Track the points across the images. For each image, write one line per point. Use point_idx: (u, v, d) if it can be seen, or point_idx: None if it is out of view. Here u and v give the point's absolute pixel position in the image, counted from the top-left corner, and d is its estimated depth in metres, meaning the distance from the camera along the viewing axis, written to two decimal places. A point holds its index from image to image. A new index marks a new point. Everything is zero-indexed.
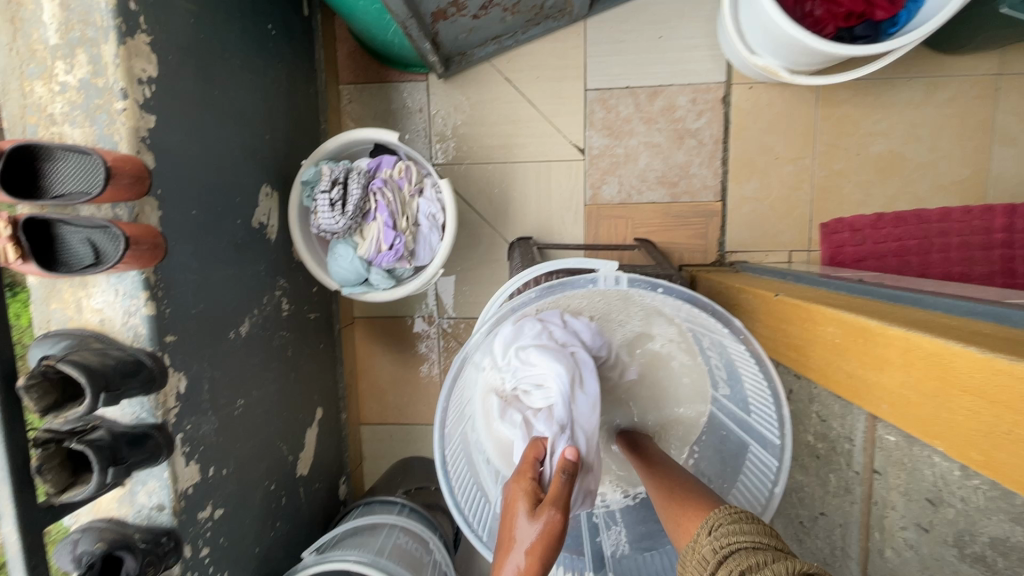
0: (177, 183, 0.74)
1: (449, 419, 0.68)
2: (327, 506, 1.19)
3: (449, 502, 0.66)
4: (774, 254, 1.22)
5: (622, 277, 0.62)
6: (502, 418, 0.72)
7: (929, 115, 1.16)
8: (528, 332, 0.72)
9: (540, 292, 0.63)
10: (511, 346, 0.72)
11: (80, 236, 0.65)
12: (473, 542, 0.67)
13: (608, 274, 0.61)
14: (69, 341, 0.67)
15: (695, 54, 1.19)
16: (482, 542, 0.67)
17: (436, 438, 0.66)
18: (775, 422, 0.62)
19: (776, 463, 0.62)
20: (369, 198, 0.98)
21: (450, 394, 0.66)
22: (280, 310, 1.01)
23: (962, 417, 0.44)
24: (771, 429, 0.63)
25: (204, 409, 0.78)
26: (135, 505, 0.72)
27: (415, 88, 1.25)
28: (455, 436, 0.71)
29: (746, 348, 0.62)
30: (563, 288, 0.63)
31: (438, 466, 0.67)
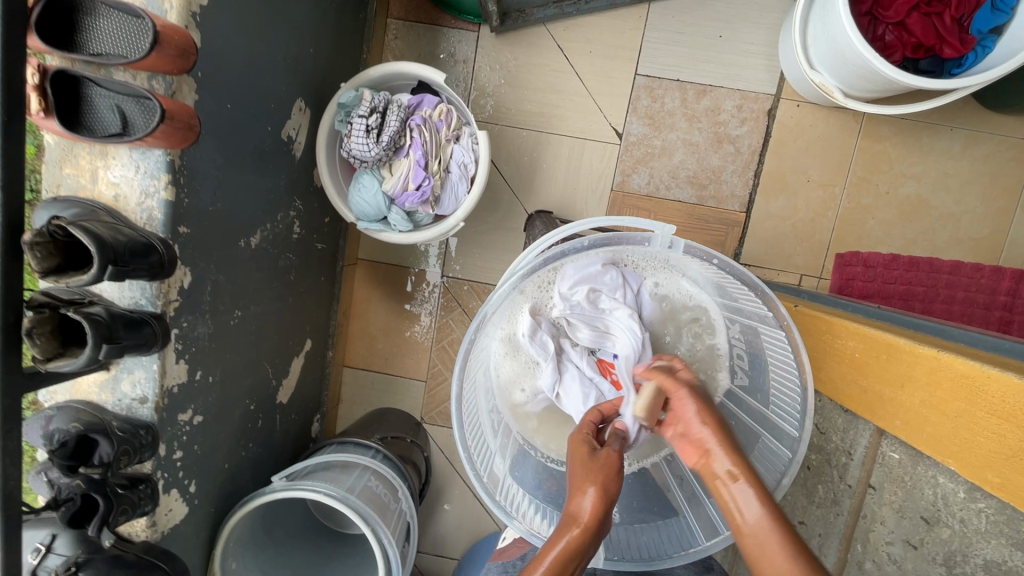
0: (218, 70, 0.71)
1: (471, 356, 0.66)
2: (298, 439, 1.17)
3: (456, 439, 0.65)
4: (786, 274, 1.22)
5: (677, 243, 0.63)
6: (531, 339, 0.76)
7: (963, 167, 1.17)
8: (607, 279, 0.74)
9: (594, 244, 0.62)
10: (585, 283, 0.74)
11: (111, 100, 0.61)
12: (473, 483, 0.65)
13: (665, 235, 0.62)
14: (78, 209, 0.63)
15: (751, 61, 1.18)
16: (481, 483, 0.65)
17: (456, 372, 0.65)
18: (797, 415, 0.62)
19: (789, 455, 0.62)
20: (404, 134, 0.96)
21: (479, 329, 0.65)
22: (291, 231, 0.98)
23: (985, 439, 0.44)
24: (790, 421, 0.63)
25: (202, 310, 0.76)
26: (117, 393, 0.70)
27: (465, 37, 1.22)
28: (469, 375, 0.69)
29: (784, 337, 0.62)
30: (618, 243, 0.63)
31: (453, 399, 0.65)
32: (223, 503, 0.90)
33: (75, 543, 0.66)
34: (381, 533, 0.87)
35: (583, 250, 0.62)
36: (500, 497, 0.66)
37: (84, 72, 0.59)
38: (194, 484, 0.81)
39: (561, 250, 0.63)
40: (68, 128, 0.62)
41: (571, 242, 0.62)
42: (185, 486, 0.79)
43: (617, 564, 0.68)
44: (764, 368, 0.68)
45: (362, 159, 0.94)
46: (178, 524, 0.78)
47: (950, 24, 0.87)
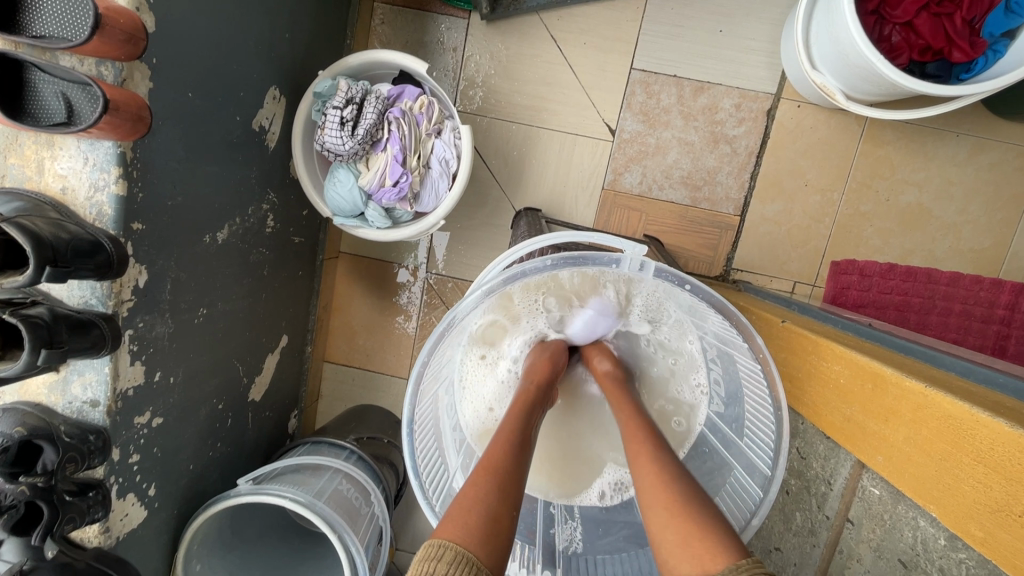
0: (176, 56, 0.67)
1: (425, 377, 0.63)
2: (272, 436, 1.14)
3: (408, 467, 0.61)
4: (779, 281, 1.18)
5: (648, 265, 0.60)
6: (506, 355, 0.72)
7: (967, 176, 1.12)
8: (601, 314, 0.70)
9: (557, 263, 0.58)
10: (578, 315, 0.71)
11: (56, 87, 0.58)
12: (422, 509, 0.61)
13: (634, 257, 0.59)
14: (21, 202, 0.59)
15: (751, 58, 1.13)
16: (433, 512, 0.62)
17: (408, 394, 0.62)
18: (771, 453, 0.58)
19: (759, 495, 0.58)
20: (382, 126, 0.91)
21: (434, 350, 0.62)
22: (263, 225, 0.94)
23: (969, 488, 0.41)
24: (763, 458, 0.60)
25: (161, 310, 0.72)
26: (67, 395, 0.66)
27: (454, 24, 1.17)
28: (426, 397, 0.66)
29: (760, 368, 0.59)
30: (583, 263, 0.59)
31: (405, 424, 0.62)
32: (187, 505, 0.87)
33: (22, 551, 0.63)
34: (348, 541, 0.85)
35: (546, 270, 0.59)
36: None
37: (25, 57, 0.55)
38: (153, 488, 0.78)
39: (522, 270, 0.59)
40: (10, 115, 0.58)
41: (532, 261, 0.58)
42: (143, 489, 0.76)
43: None
44: (743, 398, 0.65)
45: (337, 153, 0.90)
46: (135, 528, 0.75)
47: (961, 26, 0.82)
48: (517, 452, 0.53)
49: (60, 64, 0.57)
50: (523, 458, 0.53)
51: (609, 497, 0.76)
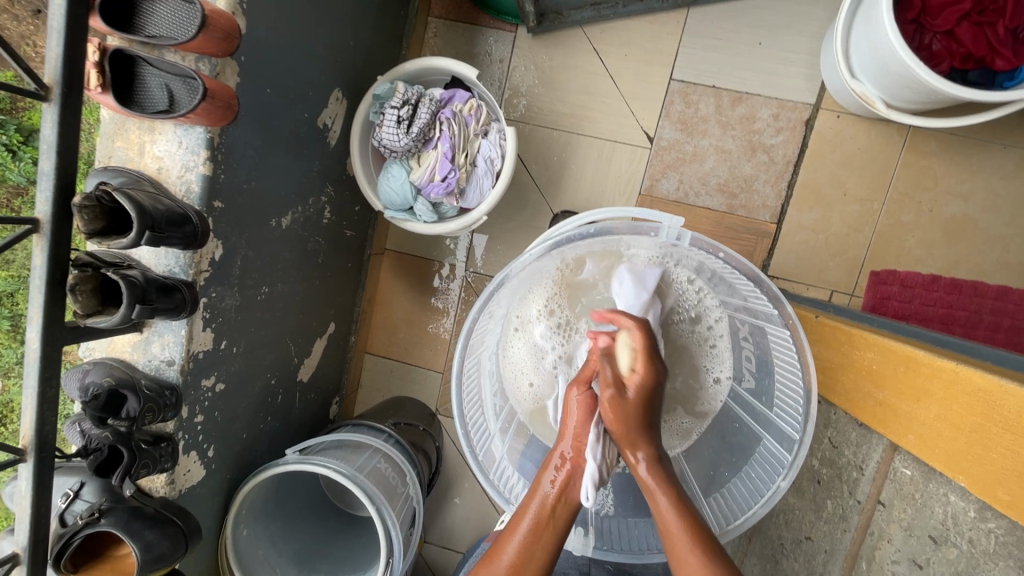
0: (260, 56, 0.75)
1: (473, 336, 0.71)
2: (315, 418, 1.20)
3: (455, 413, 0.70)
4: (816, 289, 1.18)
5: (684, 235, 0.65)
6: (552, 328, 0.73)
7: (1014, 188, 1.10)
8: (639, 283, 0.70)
9: (598, 233, 0.66)
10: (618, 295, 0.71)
11: (160, 80, 0.66)
12: (467, 458, 0.70)
13: (672, 228, 0.65)
14: (124, 178, 0.68)
15: (790, 69, 1.16)
16: (476, 459, 0.70)
17: (457, 349, 0.70)
18: (799, 419, 0.62)
19: (789, 459, 0.62)
20: (434, 126, 0.99)
21: (481, 310, 0.70)
22: (321, 216, 1.02)
23: (999, 456, 0.42)
24: (792, 425, 0.63)
25: (231, 283, 0.80)
26: (148, 354, 0.74)
27: (502, 37, 1.24)
28: (472, 356, 0.73)
29: (790, 336, 0.63)
30: (624, 233, 0.66)
31: (454, 374, 0.70)
32: (239, 471, 0.94)
33: (100, 492, 0.70)
34: (386, 514, 0.89)
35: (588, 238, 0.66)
36: (492, 476, 0.70)
37: (137, 52, 0.64)
38: (212, 449, 0.85)
39: (568, 238, 0.67)
40: (123, 104, 0.66)
41: (575, 231, 0.66)
42: (204, 450, 0.83)
43: (607, 554, 0.68)
44: (773, 371, 0.68)
45: (392, 149, 0.98)
46: (195, 485, 0.82)
47: (1004, 35, 0.83)
48: (535, 559, 0.55)
49: (167, 60, 0.66)
50: (540, 564, 0.55)
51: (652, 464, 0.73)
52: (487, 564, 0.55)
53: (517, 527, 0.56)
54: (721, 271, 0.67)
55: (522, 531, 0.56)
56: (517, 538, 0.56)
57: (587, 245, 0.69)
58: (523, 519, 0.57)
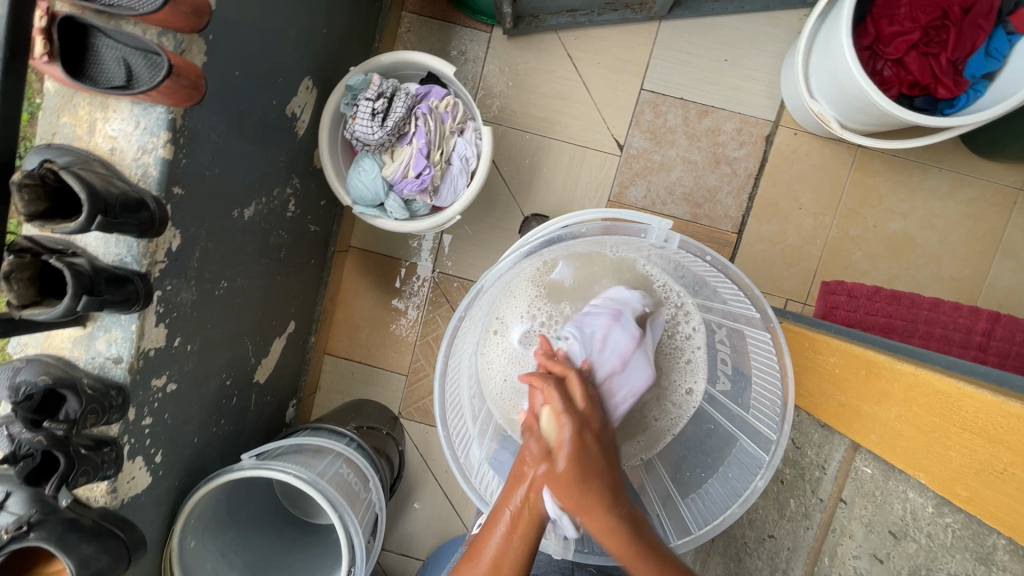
0: (230, 35, 0.71)
1: (458, 334, 0.68)
2: (270, 422, 1.14)
3: (437, 415, 0.66)
4: (772, 297, 1.24)
5: (673, 238, 0.66)
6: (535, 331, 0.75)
7: (947, 209, 1.20)
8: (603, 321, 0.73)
9: (590, 233, 0.66)
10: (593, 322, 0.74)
11: (118, 53, 0.61)
12: (449, 461, 0.67)
13: (663, 230, 0.65)
14: (71, 157, 0.62)
15: (753, 87, 1.21)
16: (457, 462, 0.67)
17: (442, 348, 0.66)
18: (777, 418, 0.64)
19: (766, 458, 0.63)
20: (409, 121, 0.97)
21: (469, 307, 0.67)
22: (285, 209, 0.98)
23: (957, 455, 0.46)
24: (771, 426, 0.64)
25: (188, 276, 0.75)
26: (90, 350, 0.68)
27: (477, 37, 1.23)
28: (455, 355, 0.70)
29: (770, 337, 0.64)
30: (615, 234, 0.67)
31: (437, 374, 0.67)
32: (188, 479, 0.87)
33: (30, 502, 0.63)
34: (348, 521, 0.85)
35: (578, 237, 0.66)
36: (475, 481, 0.68)
37: (94, 21, 0.59)
38: (159, 455, 0.78)
39: (560, 235, 0.66)
40: (71, 76, 0.60)
41: (568, 229, 0.66)
42: (150, 455, 0.77)
43: (587, 556, 0.68)
44: (751, 374, 0.69)
45: (365, 142, 0.95)
46: (138, 494, 0.76)
47: (947, 65, 0.90)
48: (512, 555, 0.57)
49: (125, 31, 0.61)
50: (517, 560, 0.57)
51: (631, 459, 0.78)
52: (469, 559, 0.58)
53: (496, 522, 0.59)
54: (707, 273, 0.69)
55: (501, 525, 0.59)
56: (496, 537, 0.58)
57: (573, 245, 0.70)
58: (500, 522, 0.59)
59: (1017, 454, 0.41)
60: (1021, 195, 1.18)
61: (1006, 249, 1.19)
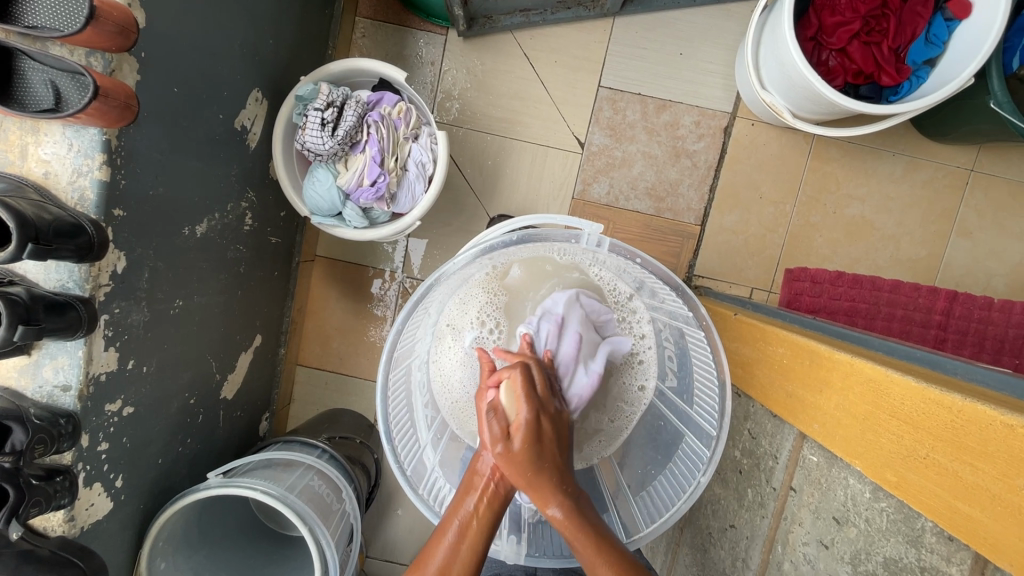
0: (165, 52, 0.70)
1: (399, 346, 0.70)
2: (241, 438, 1.13)
3: (380, 427, 0.68)
4: (737, 287, 1.25)
5: (603, 242, 0.69)
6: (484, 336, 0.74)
7: (902, 192, 1.22)
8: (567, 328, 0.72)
9: (521, 240, 0.68)
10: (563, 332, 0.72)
11: (45, 75, 0.60)
12: (395, 473, 0.68)
13: (592, 235, 0.68)
14: (5, 183, 0.61)
15: (709, 79, 1.22)
16: (404, 475, 0.68)
17: (382, 359, 0.68)
18: (715, 415, 0.66)
19: (708, 453, 0.66)
20: (362, 129, 0.96)
21: (407, 318, 0.69)
22: (242, 223, 0.96)
23: (887, 442, 0.48)
24: (710, 421, 0.67)
25: (137, 297, 0.74)
26: (38, 379, 0.67)
27: (433, 40, 1.23)
28: (398, 367, 0.72)
29: (705, 336, 0.68)
30: (546, 241, 0.69)
31: (378, 388, 0.68)
32: (154, 500, 0.86)
33: None
34: (319, 534, 0.85)
35: (510, 246, 0.69)
36: (422, 491, 0.69)
37: (18, 45, 0.58)
38: (120, 479, 0.78)
39: (490, 245, 0.69)
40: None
41: (499, 238, 0.68)
42: (110, 480, 0.76)
43: (538, 560, 0.69)
44: (693, 370, 0.71)
45: (317, 153, 0.94)
46: (100, 520, 0.75)
47: (888, 53, 0.92)
48: (461, 561, 0.57)
49: (51, 53, 0.60)
50: (466, 564, 0.57)
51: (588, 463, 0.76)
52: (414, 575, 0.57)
53: (455, 512, 0.59)
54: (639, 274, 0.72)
55: (448, 538, 0.58)
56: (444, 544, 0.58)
57: (509, 252, 0.71)
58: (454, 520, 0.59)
59: (939, 441, 0.44)
60: (973, 176, 1.20)
61: (960, 229, 1.21)
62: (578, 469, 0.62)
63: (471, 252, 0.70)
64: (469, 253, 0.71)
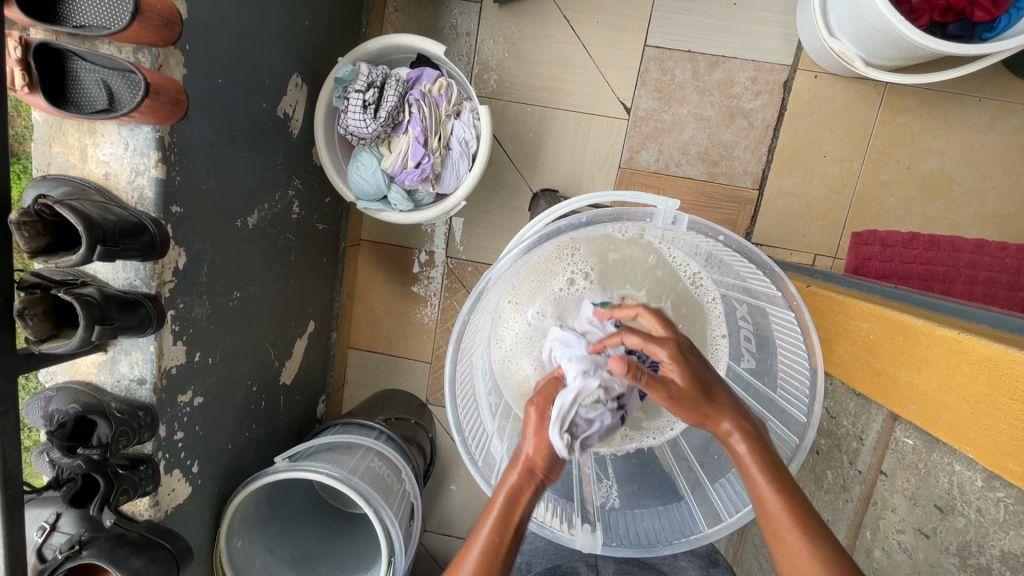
0: (208, 43, 0.69)
1: (465, 338, 0.68)
2: (303, 421, 1.17)
3: (449, 420, 0.67)
4: (800, 254, 1.18)
5: (681, 218, 0.63)
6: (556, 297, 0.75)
7: (989, 141, 1.11)
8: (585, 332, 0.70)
9: (589, 223, 0.64)
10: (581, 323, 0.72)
11: (97, 75, 0.60)
12: (467, 465, 0.68)
13: (668, 212, 0.63)
14: (68, 187, 0.62)
15: (766, 29, 1.12)
16: (476, 466, 0.68)
17: (449, 354, 0.67)
18: (805, 400, 0.63)
19: (795, 442, 0.63)
20: (403, 109, 0.94)
21: (472, 311, 0.66)
22: (290, 211, 0.97)
23: (1007, 427, 0.46)
24: (798, 407, 0.64)
25: (199, 291, 0.75)
26: (115, 373, 0.69)
27: (467, 9, 1.18)
28: (464, 358, 0.70)
29: (794, 317, 0.64)
30: (616, 221, 0.64)
31: (445, 382, 0.67)
32: (228, 483, 0.90)
33: (79, 522, 0.67)
34: (383, 514, 0.87)
35: (579, 228, 0.65)
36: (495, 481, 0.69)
37: (67, 46, 0.57)
38: (196, 465, 0.81)
39: (556, 230, 0.65)
40: (54, 104, 0.60)
41: (567, 221, 0.64)
42: (187, 466, 0.79)
43: (616, 550, 0.68)
44: (775, 351, 0.69)
45: (360, 137, 0.93)
46: (182, 503, 0.79)
47: None
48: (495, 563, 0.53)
49: (100, 52, 0.59)
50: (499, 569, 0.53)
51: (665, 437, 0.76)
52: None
53: (518, 458, 0.57)
54: (716, 251, 0.68)
55: (485, 528, 0.54)
56: (486, 528, 0.54)
57: (574, 234, 0.67)
58: (487, 520, 0.54)
59: None
60: None
61: None
62: (766, 465, 0.54)
63: (536, 235, 0.66)
64: (530, 238, 0.68)
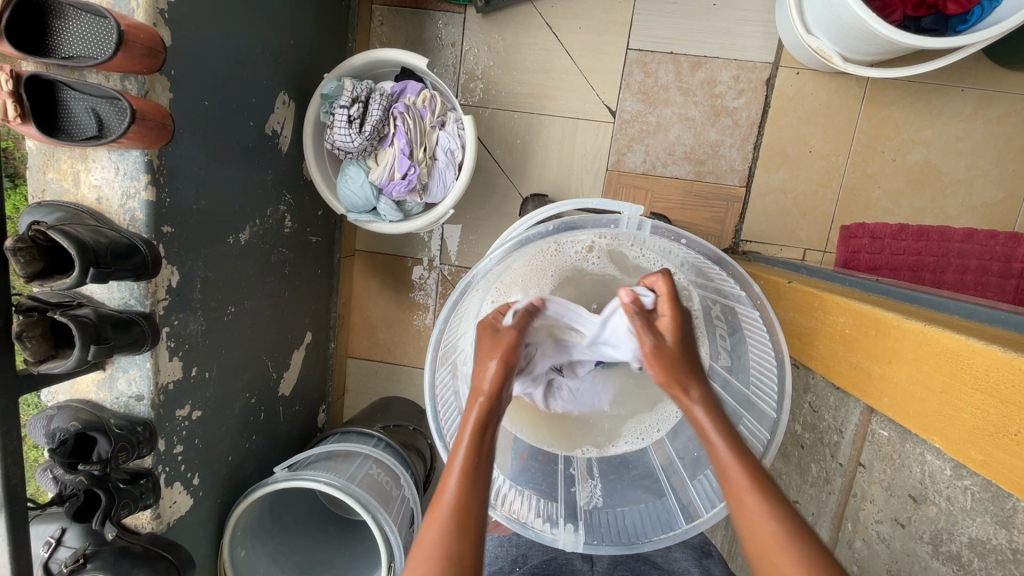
0: (194, 68, 0.71)
1: (441, 348, 0.69)
2: (303, 431, 1.19)
3: (431, 426, 0.69)
4: (789, 250, 1.18)
5: (645, 222, 0.66)
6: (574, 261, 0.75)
7: (973, 130, 1.11)
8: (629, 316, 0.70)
9: (557, 230, 0.66)
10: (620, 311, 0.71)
11: (86, 103, 0.62)
12: None
13: (632, 218, 0.66)
14: (61, 213, 0.64)
15: (747, 28, 1.14)
16: None
17: (427, 363, 0.68)
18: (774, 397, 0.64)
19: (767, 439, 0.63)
20: (388, 122, 0.96)
21: (448, 319, 0.68)
22: (282, 226, 0.99)
23: (972, 416, 0.47)
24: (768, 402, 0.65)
25: (194, 308, 0.77)
26: (114, 391, 0.72)
27: (452, 20, 1.19)
28: (444, 366, 0.71)
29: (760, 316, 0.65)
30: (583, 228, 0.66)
31: (426, 390, 0.69)
32: (231, 494, 0.93)
33: (83, 536, 0.68)
34: (381, 520, 0.88)
35: (548, 236, 0.66)
36: None
37: (57, 76, 0.60)
38: (197, 477, 0.83)
39: (527, 238, 0.67)
40: (46, 133, 0.62)
41: (535, 229, 0.66)
42: (188, 479, 0.81)
43: (597, 547, 0.69)
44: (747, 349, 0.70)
45: (347, 150, 0.95)
46: (184, 515, 0.81)
47: None
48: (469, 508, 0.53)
49: (88, 81, 0.61)
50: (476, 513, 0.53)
51: (648, 437, 0.78)
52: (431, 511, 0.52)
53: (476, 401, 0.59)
54: (684, 254, 0.69)
55: (455, 473, 0.54)
56: (455, 478, 0.54)
57: (546, 241, 0.69)
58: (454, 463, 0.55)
59: None
60: None
61: None
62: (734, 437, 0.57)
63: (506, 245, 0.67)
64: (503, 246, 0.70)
